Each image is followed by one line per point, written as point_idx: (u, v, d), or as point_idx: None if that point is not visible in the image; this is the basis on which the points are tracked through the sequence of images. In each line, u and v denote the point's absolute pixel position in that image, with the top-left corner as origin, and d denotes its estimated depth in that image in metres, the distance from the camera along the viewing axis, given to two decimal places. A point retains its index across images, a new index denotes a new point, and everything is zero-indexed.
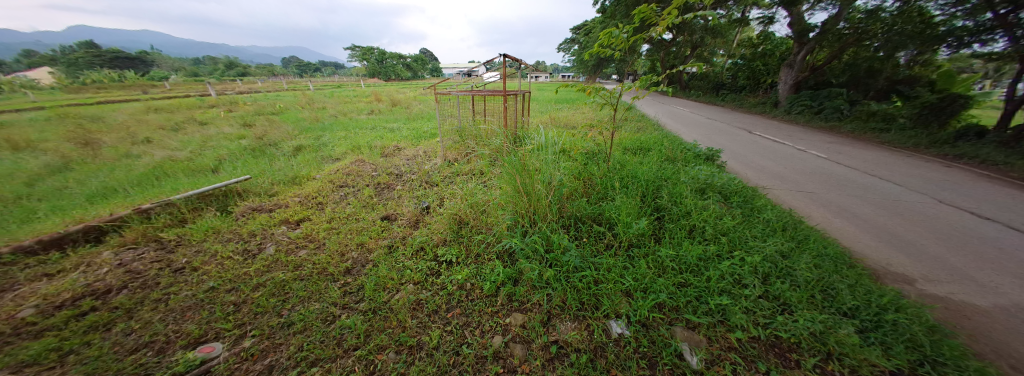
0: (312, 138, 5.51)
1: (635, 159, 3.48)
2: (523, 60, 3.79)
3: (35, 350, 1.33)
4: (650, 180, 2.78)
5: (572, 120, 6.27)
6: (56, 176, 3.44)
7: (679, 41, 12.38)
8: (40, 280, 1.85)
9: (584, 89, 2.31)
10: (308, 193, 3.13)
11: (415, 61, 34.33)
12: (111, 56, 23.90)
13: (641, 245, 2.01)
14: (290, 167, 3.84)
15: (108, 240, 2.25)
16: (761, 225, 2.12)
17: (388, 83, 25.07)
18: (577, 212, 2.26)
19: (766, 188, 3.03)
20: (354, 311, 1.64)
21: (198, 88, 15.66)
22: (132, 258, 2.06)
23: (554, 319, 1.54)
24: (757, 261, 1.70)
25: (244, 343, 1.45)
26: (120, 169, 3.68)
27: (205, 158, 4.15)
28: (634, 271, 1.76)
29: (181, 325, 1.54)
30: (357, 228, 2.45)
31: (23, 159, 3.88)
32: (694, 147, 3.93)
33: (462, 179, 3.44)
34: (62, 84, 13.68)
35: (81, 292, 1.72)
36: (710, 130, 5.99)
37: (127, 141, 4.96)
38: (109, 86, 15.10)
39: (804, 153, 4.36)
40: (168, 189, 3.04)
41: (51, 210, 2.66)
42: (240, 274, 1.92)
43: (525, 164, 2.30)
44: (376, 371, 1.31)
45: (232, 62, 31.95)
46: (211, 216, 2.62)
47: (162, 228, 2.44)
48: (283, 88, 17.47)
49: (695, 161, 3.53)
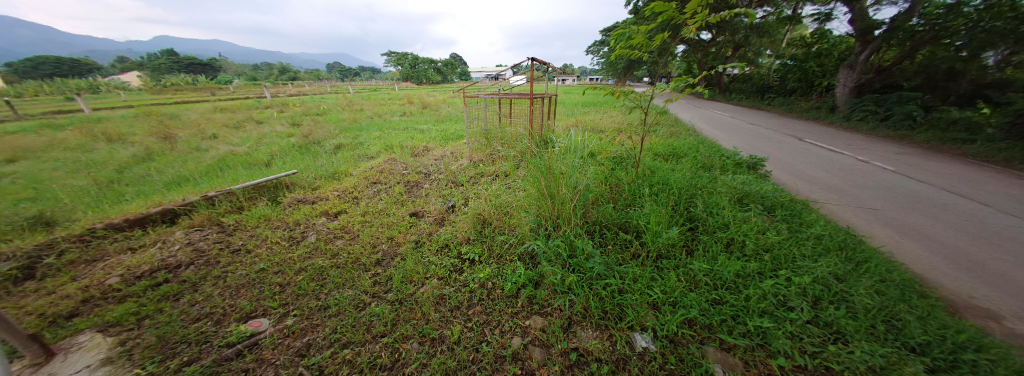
0: (350, 137, 5.90)
1: (666, 166, 3.33)
2: (551, 63, 3.78)
3: (119, 313, 1.58)
4: (683, 189, 2.64)
5: (599, 124, 6.13)
6: (141, 165, 4.00)
7: (719, 41, 11.65)
8: (125, 252, 2.17)
9: (612, 92, 2.25)
10: (345, 188, 3.35)
11: (446, 65, 35.43)
12: (187, 63, 27.40)
13: (672, 257, 1.91)
14: (330, 164, 4.15)
15: (180, 222, 2.58)
16: (810, 243, 1.92)
17: (419, 87, 26.15)
18: (602, 218, 2.20)
19: (819, 203, 2.75)
20: (383, 300, 1.73)
21: (255, 91, 17.43)
22: (197, 239, 2.34)
23: (574, 326, 1.51)
24: (805, 283, 1.55)
25: (286, 321, 1.59)
26: (190, 161, 4.19)
27: (260, 153, 4.61)
28: (664, 283, 1.67)
29: (235, 300, 1.73)
30: (388, 223, 2.58)
31: (117, 150, 4.56)
32: (734, 154, 3.67)
33: (486, 180, 3.50)
34: (149, 88, 15.97)
35: (156, 265, 1.98)
36: (752, 137, 5.55)
37: (197, 136, 5.65)
38: (184, 88, 17.30)
39: (866, 164, 3.90)
40: (228, 180, 3.41)
41: (136, 194, 3.10)
42: (286, 258, 2.10)
43: (551, 166, 2.27)
44: (400, 359, 1.37)
45: (284, 67, 35.12)
46: (263, 205, 2.90)
47: (224, 214, 2.74)
48: (326, 91, 18.92)
49: (734, 169, 3.30)
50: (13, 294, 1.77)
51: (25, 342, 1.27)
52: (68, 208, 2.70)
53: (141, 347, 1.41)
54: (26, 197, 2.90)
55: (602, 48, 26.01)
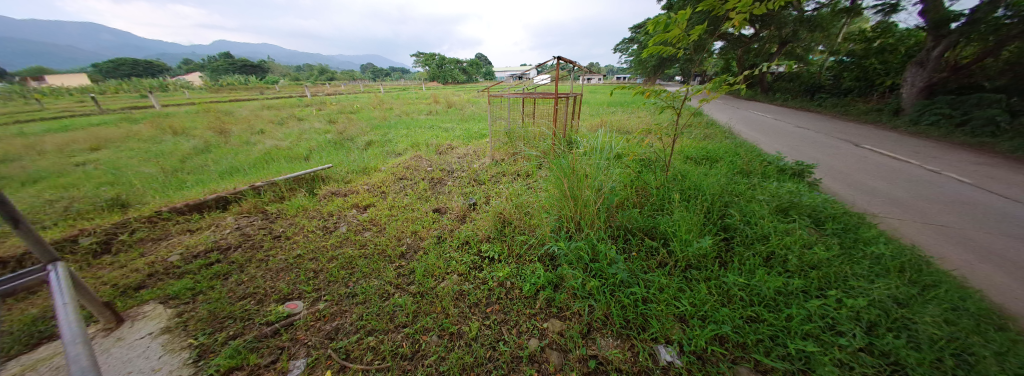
0: (380, 134, 6.18)
1: (698, 170, 3.15)
2: (577, 62, 3.71)
3: (178, 288, 1.78)
4: (718, 195, 2.48)
5: (626, 125, 5.92)
6: (200, 156, 4.45)
7: (763, 36, 10.78)
8: (185, 233, 2.43)
9: (642, 90, 2.16)
10: (374, 183, 3.51)
11: (472, 65, 35.93)
12: (240, 64, 30.12)
13: (703, 268, 1.81)
14: (361, 159, 4.37)
15: (231, 208, 2.84)
16: (867, 262, 1.72)
17: (446, 86, 26.79)
18: (627, 222, 2.13)
19: (877, 217, 2.46)
20: (406, 292, 1.79)
21: (296, 91, 18.78)
22: (245, 224, 2.56)
23: (594, 333, 1.48)
24: (859, 306, 1.39)
25: (318, 305, 1.69)
26: (240, 153, 4.60)
27: (300, 148, 4.96)
28: (693, 295, 1.58)
29: (275, 282, 1.87)
30: (412, 217, 2.67)
31: (181, 142, 5.12)
32: (778, 160, 3.39)
33: (508, 179, 3.51)
34: (209, 87, 17.76)
35: (209, 246, 2.20)
36: (799, 141, 5.11)
37: (247, 131, 6.20)
38: (237, 87, 19.04)
39: (938, 175, 3.44)
40: (272, 172, 3.71)
41: (195, 182, 3.46)
42: (319, 246, 2.23)
43: (575, 168, 2.22)
44: (420, 350, 1.42)
45: (323, 68, 37.54)
46: (301, 196, 3.12)
47: (268, 202, 2.98)
48: (359, 90, 19.96)
49: (776, 176, 3.05)
50: (94, 266, 2.05)
51: (99, 309, 1.48)
52: (141, 193, 3.07)
53: (194, 320, 1.57)
54: (109, 182, 3.35)
55: (631, 46, 25.13)
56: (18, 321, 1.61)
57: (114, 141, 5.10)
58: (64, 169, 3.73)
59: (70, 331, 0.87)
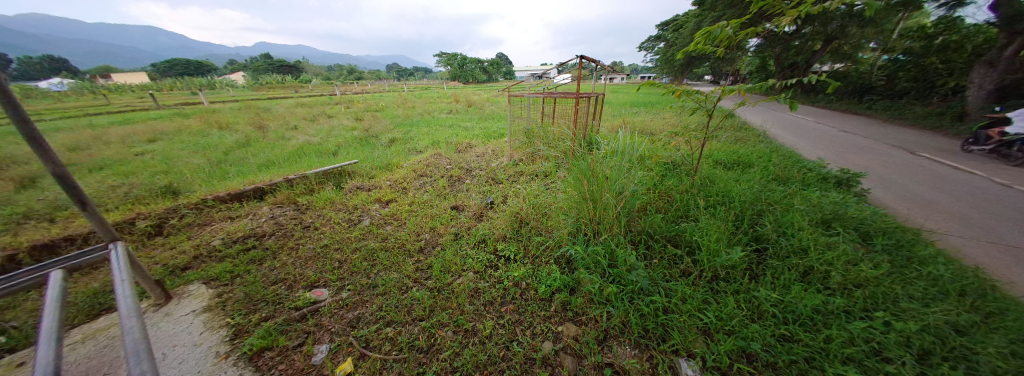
0: (403, 132, 6.36)
1: (728, 175, 2.98)
2: (601, 61, 3.62)
3: (219, 270, 1.93)
4: (751, 203, 2.35)
5: (650, 126, 5.71)
6: (241, 149, 4.80)
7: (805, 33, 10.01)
8: (226, 220, 2.63)
9: (670, 90, 2.07)
10: (396, 179, 3.61)
11: (493, 65, 36.07)
12: (278, 65, 32.21)
13: (731, 280, 1.71)
14: (385, 156, 4.52)
15: (267, 198, 3.03)
16: (922, 283, 1.55)
17: (466, 86, 27.15)
18: (649, 228, 2.06)
19: (935, 234, 2.22)
20: (423, 287, 1.83)
21: (327, 89, 19.78)
22: (278, 214, 2.73)
23: (611, 340, 1.44)
24: (911, 330, 1.26)
25: (341, 294, 1.78)
26: (276, 147, 4.91)
27: (329, 143, 5.21)
28: (719, 308, 1.50)
29: (303, 270, 1.98)
30: (431, 214, 2.72)
31: (225, 136, 5.55)
32: (819, 167, 3.14)
33: (525, 179, 3.49)
34: (250, 86, 19.11)
35: (247, 233, 2.37)
36: (845, 147, 4.69)
37: (283, 127, 6.61)
38: (275, 86, 20.37)
39: (1013, 189, 3.03)
40: (303, 165, 3.93)
41: (236, 173, 3.73)
42: (344, 238, 2.34)
43: (595, 170, 2.17)
44: (435, 344, 1.45)
45: (352, 68, 39.38)
46: (329, 189, 3.27)
47: (299, 194, 3.15)
48: (384, 89, 20.65)
49: (815, 184, 2.84)
50: (148, 246, 2.26)
51: (151, 286, 1.63)
52: (189, 181, 3.36)
53: (232, 301, 1.70)
54: (163, 171, 3.68)
55: (657, 44, 24.26)
56: (84, 293, 1.81)
57: (168, 134, 5.61)
58: (127, 158, 4.15)
59: (128, 302, 0.97)
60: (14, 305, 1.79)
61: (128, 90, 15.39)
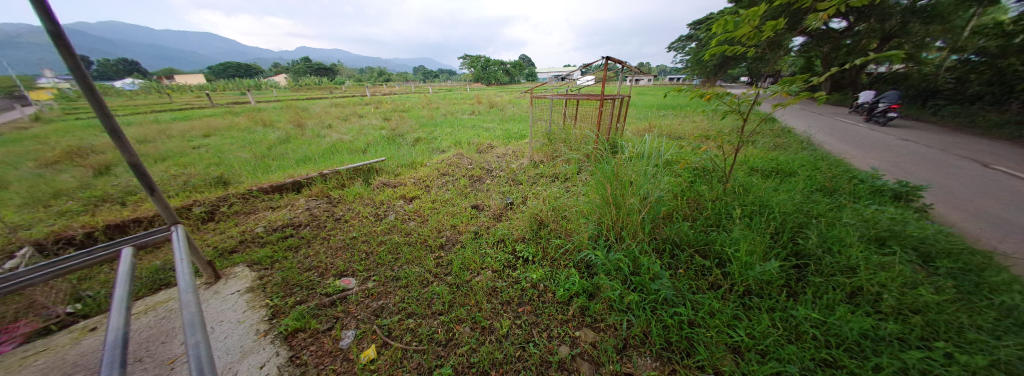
0: (427, 132, 6.56)
1: (764, 184, 2.80)
2: (627, 62, 3.53)
3: (261, 256, 2.09)
4: (791, 215, 2.19)
5: (678, 130, 5.48)
6: (281, 145, 5.18)
7: (857, 30, 9.18)
8: (267, 209, 2.85)
9: (701, 93, 1.98)
10: (419, 177, 3.73)
11: (516, 67, 36.15)
12: (315, 67, 34.47)
13: (766, 296, 1.60)
14: (410, 154, 4.68)
15: (303, 191, 3.25)
16: (995, 312, 1.37)
17: (489, 87, 27.47)
18: (675, 236, 1.98)
19: (1011, 258, 1.95)
20: (443, 282, 1.88)
21: (357, 90, 20.82)
22: (313, 206, 2.92)
23: (630, 350, 1.40)
24: (981, 365, 1.11)
25: (367, 284, 1.86)
26: (311, 144, 5.24)
27: (359, 141, 5.48)
28: (750, 325, 1.42)
29: (334, 259, 2.09)
30: (453, 212, 2.78)
31: (268, 133, 6.01)
32: (871, 177, 2.86)
33: (546, 181, 3.48)
34: (289, 87, 20.53)
35: (286, 222, 2.55)
36: (903, 157, 4.24)
37: (318, 125, 7.05)
38: (311, 87, 21.70)
39: None
40: (336, 162, 4.16)
41: (278, 166, 4.03)
42: (372, 231, 2.45)
43: (619, 173, 2.11)
44: (454, 339, 1.48)
45: (381, 71, 41.24)
46: (358, 184, 3.44)
47: (331, 188, 3.34)
48: (410, 90, 21.37)
49: (865, 197, 2.59)
50: (202, 230, 2.50)
51: (204, 266, 1.81)
52: (238, 173, 3.67)
53: (271, 285, 1.83)
54: (215, 163, 4.05)
55: (687, 44, 23.16)
56: (148, 269, 2.03)
57: (221, 130, 6.16)
58: (186, 151, 4.61)
59: (186, 279, 1.08)
60: (91, 276, 2.04)
61: (188, 89, 17.12)
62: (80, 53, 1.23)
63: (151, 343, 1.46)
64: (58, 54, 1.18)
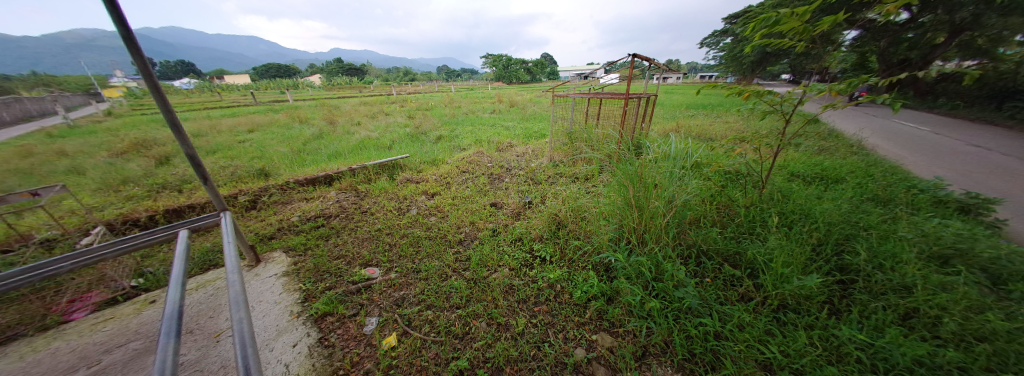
0: (449, 130, 6.70)
1: (803, 190, 2.61)
2: (655, 60, 3.41)
3: (296, 243, 2.25)
4: (835, 225, 2.02)
5: (708, 131, 5.21)
6: (315, 141, 5.51)
7: (922, 23, 8.23)
8: (302, 200, 3.05)
9: (737, 91, 1.87)
10: (441, 174, 3.82)
11: (537, 65, 35.82)
12: (346, 67, 36.41)
13: (803, 312, 1.50)
14: (432, 152, 4.81)
15: (333, 184, 3.44)
16: None
17: (510, 86, 27.58)
18: (701, 242, 1.90)
19: None
20: (461, 277, 1.92)
21: (384, 89, 21.66)
22: (342, 198, 3.08)
23: (649, 358, 1.37)
24: None
25: (390, 274, 1.95)
26: (341, 140, 5.53)
27: (385, 138, 5.70)
28: (782, 342, 1.33)
29: (361, 249, 2.21)
30: (472, 209, 2.82)
31: (304, 129, 6.41)
32: (931, 187, 2.57)
33: (565, 181, 3.45)
34: (323, 86, 21.79)
35: (318, 213, 2.72)
36: (973, 165, 3.78)
37: (348, 122, 7.42)
38: (342, 86, 22.87)
39: None
40: (363, 157, 4.36)
41: (312, 161, 4.29)
42: (395, 224, 2.55)
43: (644, 175, 2.04)
44: (470, 333, 1.51)
45: (407, 70, 42.58)
46: (384, 179, 3.58)
47: (359, 182, 3.51)
48: (433, 89, 21.92)
49: (922, 209, 2.33)
50: (245, 218, 2.72)
51: (247, 250, 1.97)
52: (277, 166, 3.95)
53: (304, 270, 1.97)
54: (257, 156, 4.39)
55: (721, 40, 21.88)
56: (200, 251, 2.24)
57: (263, 126, 6.67)
58: (233, 145, 5.04)
59: (232, 260, 1.18)
60: (152, 255, 2.28)
61: (236, 88, 18.64)
62: (148, 56, 1.37)
63: (201, 318, 1.62)
64: (129, 56, 1.32)
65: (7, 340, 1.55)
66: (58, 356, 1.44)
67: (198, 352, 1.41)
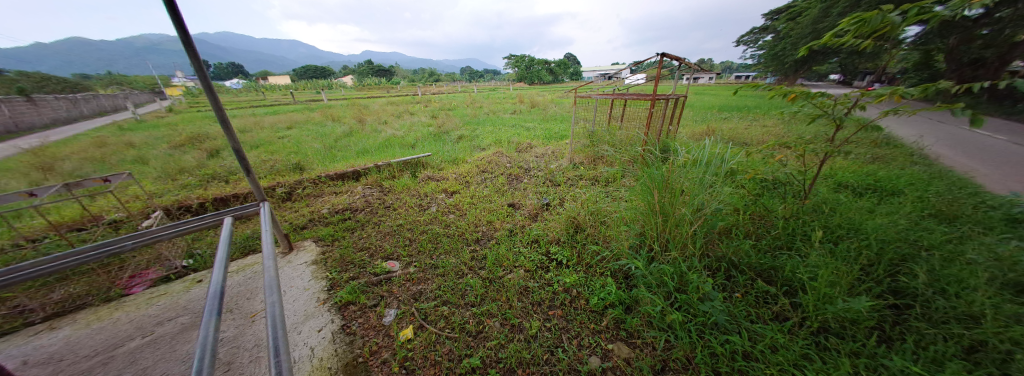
0: (470, 130, 6.79)
1: (850, 202, 2.38)
2: (685, 59, 3.27)
3: (325, 234, 2.38)
4: (885, 243, 1.84)
5: (743, 135, 4.89)
6: (345, 138, 5.81)
7: None
8: (332, 194, 3.21)
9: (783, 92, 1.73)
10: (460, 172, 3.89)
11: (560, 66, 35.26)
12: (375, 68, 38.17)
13: (847, 337, 1.37)
14: (453, 151, 4.90)
15: (360, 179, 3.60)
16: None
17: (530, 86, 27.51)
18: (729, 252, 1.80)
19: None
20: (477, 275, 1.94)
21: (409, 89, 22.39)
22: (368, 193, 3.22)
23: (668, 373, 1.31)
24: None
25: (408, 268, 2.01)
26: (367, 138, 5.79)
27: (409, 137, 5.89)
28: (822, 368, 1.22)
29: (383, 243, 2.30)
30: (490, 208, 2.85)
31: (335, 126, 6.77)
32: (1009, 204, 2.25)
33: (585, 184, 3.39)
34: (353, 87, 22.93)
35: (345, 206, 2.86)
36: None
37: (375, 120, 7.74)
38: (370, 87, 23.90)
39: None
40: (388, 155, 4.53)
41: (340, 157, 4.52)
42: (416, 220, 2.62)
43: (671, 180, 1.93)
44: (483, 332, 1.53)
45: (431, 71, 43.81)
46: (407, 177, 3.70)
47: (383, 178, 3.65)
48: (455, 89, 22.31)
49: (996, 229, 2.05)
50: (281, 208, 2.92)
51: (282, 238, 2.11)
52: (310, 161, 4.21)
53: (331, 260, 2.07)
54: (293, 151, 4.70)
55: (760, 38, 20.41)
56: (241, 237, 2.42)
57: (299, 123, 7.13)
58: (273, 140, 5.44)
59: (268, 246, 1.27)
60: (201, 238, 2.50)
61: (277, 88, 20.10)
62: (203, 57, 1.50)
63: (240, 299, 1.76)
64: (187, 57, 1.45)
65: (80, 308, 1.76)
66: (118, 324, 1.62)
67: (235, 330, 1.53)
